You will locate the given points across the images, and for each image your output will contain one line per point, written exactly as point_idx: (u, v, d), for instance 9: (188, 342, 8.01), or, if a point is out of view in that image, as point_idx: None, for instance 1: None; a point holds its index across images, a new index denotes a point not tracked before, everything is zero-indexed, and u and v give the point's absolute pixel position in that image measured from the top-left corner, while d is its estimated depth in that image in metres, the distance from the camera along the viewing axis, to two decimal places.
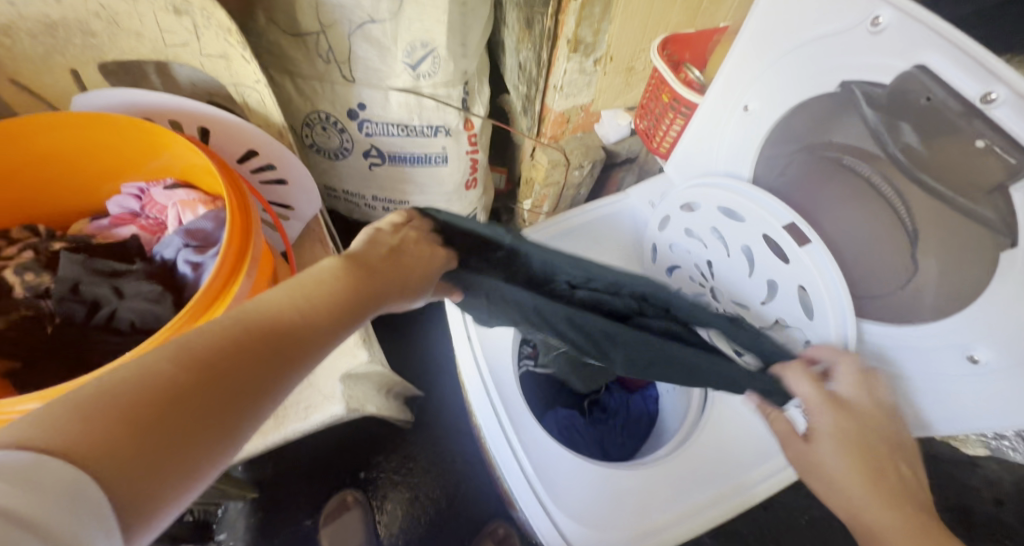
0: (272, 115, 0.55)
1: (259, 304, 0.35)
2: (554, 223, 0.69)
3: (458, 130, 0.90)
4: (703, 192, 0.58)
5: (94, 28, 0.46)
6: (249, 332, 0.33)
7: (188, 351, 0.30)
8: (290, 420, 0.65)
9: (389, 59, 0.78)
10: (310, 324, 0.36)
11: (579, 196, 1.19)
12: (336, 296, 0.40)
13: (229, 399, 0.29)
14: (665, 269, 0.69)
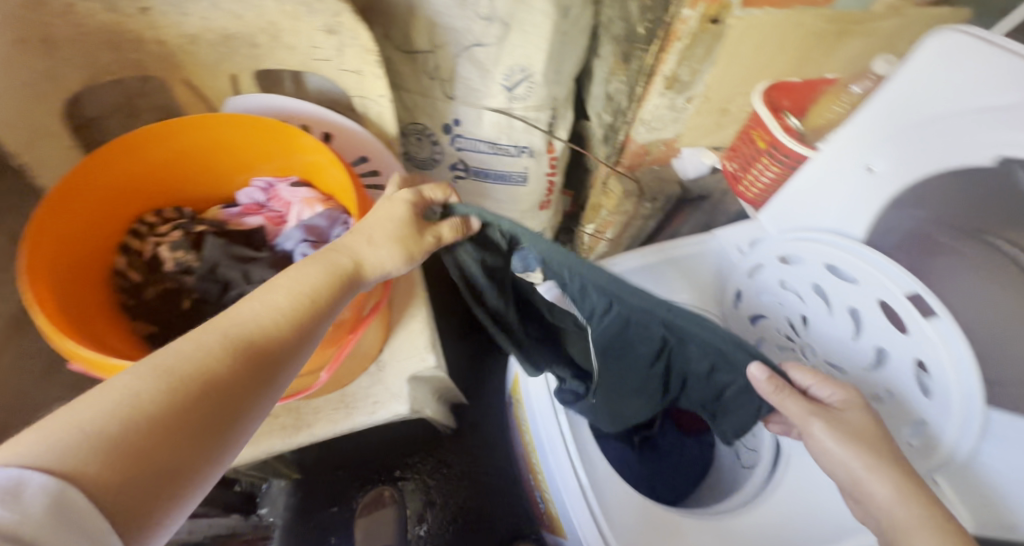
0: (388, 126, 0.59)
1: (244, 312, 0.40)
2: (643, 254, 0.72)
3: (540, 152, 0.93)
4: (807, 248, 0.57)
5: (259, 39, 0.49)
6: (230, 345, 0.37)
7: (172, 364, 0.34)
8: (358, 412, 0.68)
9: (487, 81, 0.82)
10: (282, 341, 0.40)
11: (647, 226, 1.18)
12: (312, 305, 0.43)
13: (203, 421, 0.34)
14: (750, 317, 0.69)
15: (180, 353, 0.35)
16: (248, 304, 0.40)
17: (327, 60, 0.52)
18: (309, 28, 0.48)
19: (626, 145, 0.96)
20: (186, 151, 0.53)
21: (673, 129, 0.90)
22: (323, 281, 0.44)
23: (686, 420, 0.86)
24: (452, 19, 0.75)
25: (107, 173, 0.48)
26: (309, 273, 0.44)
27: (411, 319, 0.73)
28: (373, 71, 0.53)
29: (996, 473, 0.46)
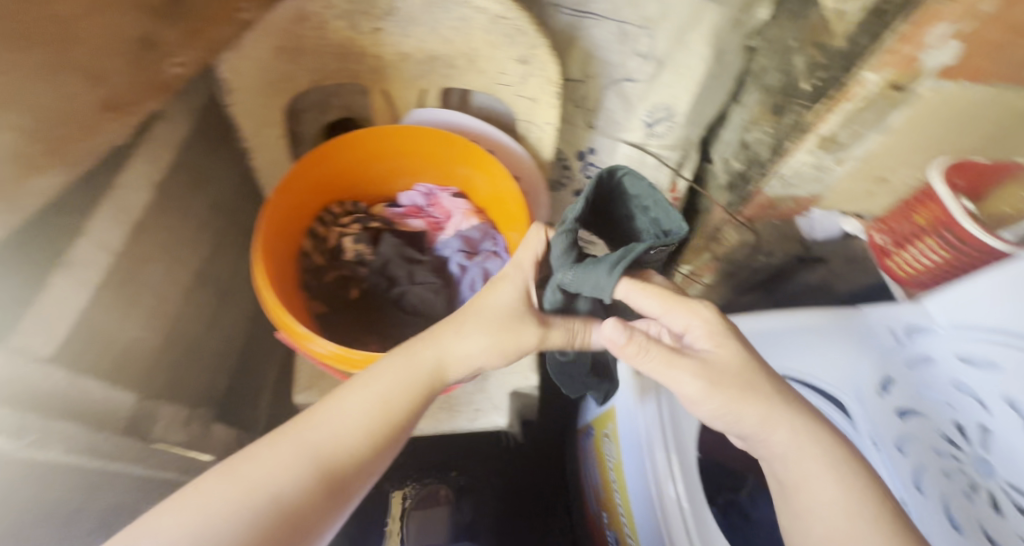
0: (544, 151, 0.61)
1: (328, 420, 0.43)
2: (775, 317, 0.60)
3: (663, 189, 0.94)
4: (1004, 355, 0.54)
5: (455, 63, 0.53)
6: (309, 455, 0.41)
7: (260, 470, 0.39)
8: (460, 416, 0.69)
9: (630, 115, 0.83)
10: (365, 460, 0.43)
11: (754, 279, 1.13)
12: (397, 426, 0.45)
13: (290, 537, 0.38)
14: (896, 411, 0.62)
15: (269, 461, 0.40)
16: (337, 414, 0.44)
17: (509, 86, 0.55)
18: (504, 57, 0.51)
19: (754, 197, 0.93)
20: (371, 155, 0.59)
21: (809, 188, 0.86)
22: (404, 388, 0.46)
23: None
24: (609, 53, 0.77)
25: (311, 172, 0.55)
26: (390, 383, 0.46)
27: None
28: (550, 100, 0.55)
29: None
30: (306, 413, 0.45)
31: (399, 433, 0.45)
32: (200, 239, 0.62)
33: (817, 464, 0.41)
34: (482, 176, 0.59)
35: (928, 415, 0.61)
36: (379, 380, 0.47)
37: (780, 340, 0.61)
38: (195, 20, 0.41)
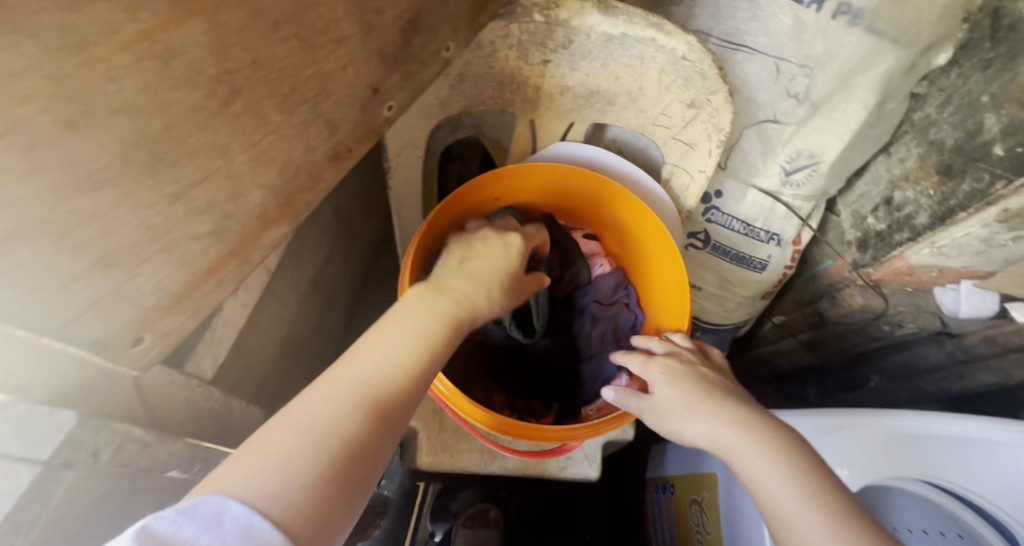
0: (685, 199, 0.57)
1: (364, 355, 0.34)
2: (938, 422, 0.53)
3: (788, 243, 0.83)
4: None
5: (616, 101, 0.51)
6: (350, 391, 0.32)
7: (296, 415, 0.30)
8: (549, 462, 0.65)
9: (767, 159, 0.76)
10: (412, 382, 0.35)
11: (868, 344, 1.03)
12: (439, 345, 0.37)
13: (348, 470, 0.30)
14: None
15: (302, 403, 0.31)
16: (373, 347, 0.35)
17: (667, 128, 0.51)
18: (676, 98, 0.49)
19: (892, 261, 0.82)
20: (513, 190, 0.57)
21: (966, 261, 0.74)
22: (431, 314, 0.38)
23: None
24: (758, 91, 0.71)
25: (457, 205, 0.53)
26: (423, 312, 0.38)
27: None
28: (710, 147, 0.51)
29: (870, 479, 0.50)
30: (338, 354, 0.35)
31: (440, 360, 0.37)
32: (319, 247, 0.62)
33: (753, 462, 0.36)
34: (623, 224, 0.58)
35: None
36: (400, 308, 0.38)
37: (931, 445, 0.53)
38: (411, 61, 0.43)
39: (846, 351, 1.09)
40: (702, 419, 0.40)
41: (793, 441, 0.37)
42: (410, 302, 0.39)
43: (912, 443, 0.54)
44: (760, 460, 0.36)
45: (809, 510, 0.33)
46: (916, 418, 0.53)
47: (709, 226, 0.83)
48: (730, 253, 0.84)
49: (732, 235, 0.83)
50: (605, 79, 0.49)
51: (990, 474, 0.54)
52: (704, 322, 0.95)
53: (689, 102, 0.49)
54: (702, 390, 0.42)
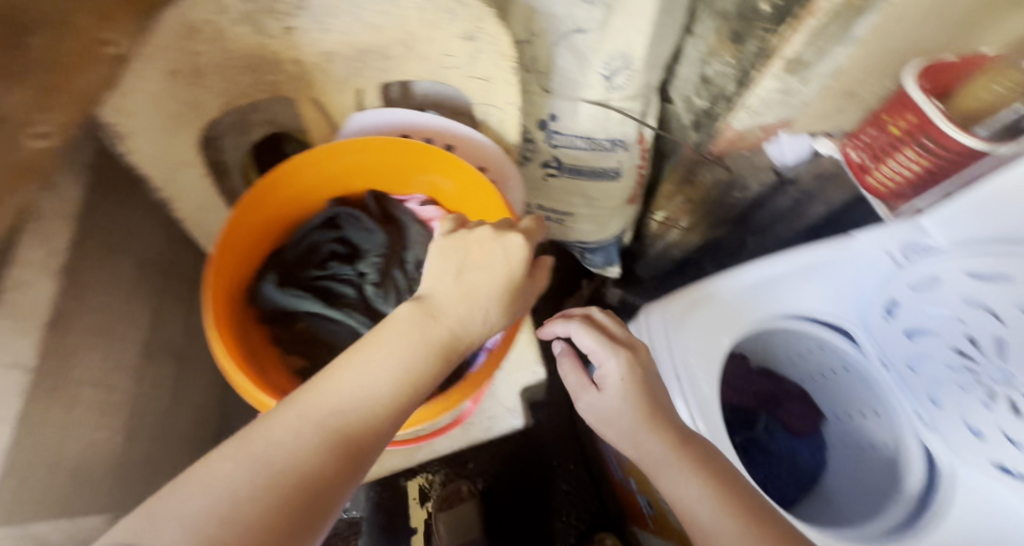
0: (507, 134, 0.56)
1: (342, 381, 0.37)
2: (766, 263, 0.60)
3: (633, 143, 0.85)
4: (988, 260, 0.44)
5: (391, 52, 0.47)
6: (318, 419, 0.35)
7: (258, 439, 0.34)
8: (473, 430, 0.66)
9: (585, 70, 0.75)
10: (375, 418, 0.37)
11: (730, 211, 1.12)
12: (411, 378, 0.39)
13: (297, 518, 0.32)
14: (904, 333, 0.56)
15: (273, 430, 0.34)
16: (349, 374, 0.37)
17: (458, 68, 0.49)
18: (450, 36, 0.45)
19: (723, 132, 0.87)
20: (317, 179, 0.52)
21: (777, 113, 0.81)
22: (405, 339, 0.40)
23: (794, 423, 0.83)
24: (554, 5, 0.68)
25: (249, 217, 0.48)
26: (394, 350, 0.40)
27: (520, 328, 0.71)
28: (505, 75, 0.49)
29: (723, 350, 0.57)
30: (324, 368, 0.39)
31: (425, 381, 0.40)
32: (134, 311, 0.54)
33: (673, 473, 0.46)
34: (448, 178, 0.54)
35: (934, 333, 0.52)
36: (376, 327, 0.41)
37: (746, 294, 0.61)
38: (88, 78, 0.36)
39: (717, 223, 1.18)
40: (648, 438, 0.48)
41: (706, 459, 0.47)
42: (380, 338, 0.40)
43: (735, 300, 0.60)
44: (682, 478, 0.45)
45: (710, 526, 0.42)
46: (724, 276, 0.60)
47: (557, 152, 0.83)
48: (585, 170, 0.86)
49: (579, 153, 0.84)
50: (366, 32, 0.45)
51: (807, 295, 0.63)
52: (587, 243, 0.99)
53: (465, 35, 0.45)
54: (652, 407, 0.49)
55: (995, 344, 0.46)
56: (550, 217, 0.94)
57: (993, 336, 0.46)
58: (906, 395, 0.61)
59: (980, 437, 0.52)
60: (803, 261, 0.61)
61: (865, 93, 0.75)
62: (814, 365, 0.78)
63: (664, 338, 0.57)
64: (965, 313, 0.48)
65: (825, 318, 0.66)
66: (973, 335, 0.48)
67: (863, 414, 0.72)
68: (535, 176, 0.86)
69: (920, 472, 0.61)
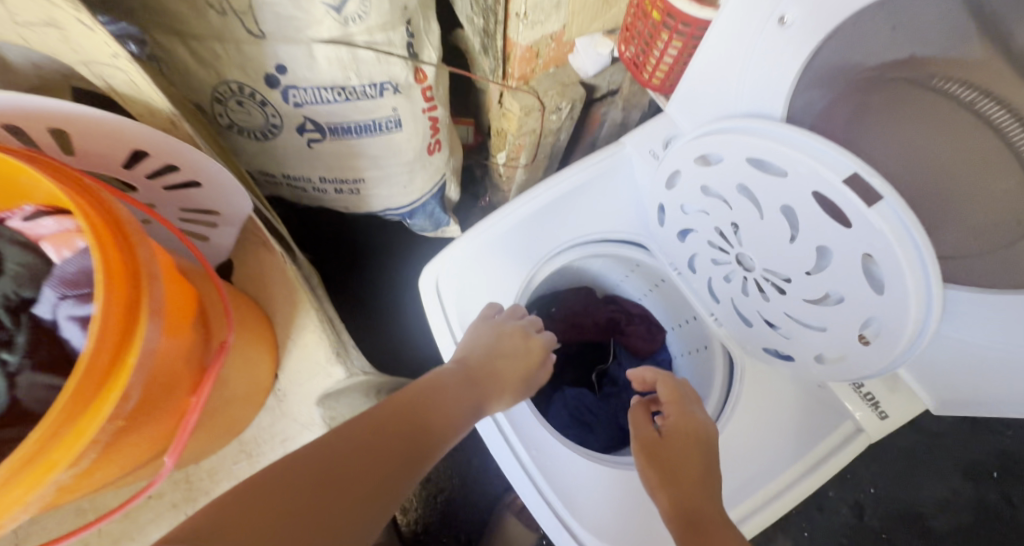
0: (152, 97, 0.43)
1: (409, 394, 0.51)
2: (541, 189, 0.58)
3: (409, 85, 0.70)
4: (718, 140, 0.43)
5: None
6: (364, 432, 0.44)
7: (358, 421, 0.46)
8: (266, 456, 0.60)
9: (304, 3, 0.54)
10: (434, 432, 0.49)
11: (558, 140, 1.03)
12: (451, 415, 0.51)
13: (372, 501, 0.40)
14: (676, 233, 0.55)
15: (362, 422, 0.46)
16: (416, 396, 0.50)
17: None
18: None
19: (510, 51, 0.78)
20: None
21: (556, 18, 0.73)
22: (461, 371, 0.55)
23: (640, 347, 0.80)
24: None
25: None
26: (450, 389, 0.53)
27: (304, 331, 0.64)
28: (70, 13, 0.34)
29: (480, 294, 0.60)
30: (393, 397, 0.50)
31: (455, 421, 0.51)
32: None
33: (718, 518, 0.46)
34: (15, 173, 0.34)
35: (695, 230, 0.52)
36: (432, 373, 0.54)
37: (507, 240, 0.59)
38: None
39: (551, 156, 1.11)
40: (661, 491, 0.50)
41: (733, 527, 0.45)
42: (451, 378, 0.54)
43: (493, 250, 0.59)
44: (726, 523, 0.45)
45: None
46: (478, 228, 0.58)
47: (307, 111, 0.67)
48: (351, 126, 0.71)
49: (335, 107, 0.68)
50: None
51: (591, 216, 0.61)
52: (398, 208, 0.87)
53: None
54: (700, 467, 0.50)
55: (736, 238, 0.48)
56: (341, 188, 0.80)
57: (728, 226, 0.48)
58: (698, 297, 0.60)
59: (747, 325, 0.54)
60: (560, 190, 0.58)
61: None
62: (639, 282, 0.77)
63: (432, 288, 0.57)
64: (704, 208, 0.49)
65: (611, 237, 0.63)
66: (721, 228, 0.49)
67: (686, 322, 0.73)
68: (296, 145, 0.71)
69: (725, 371, 0.62)
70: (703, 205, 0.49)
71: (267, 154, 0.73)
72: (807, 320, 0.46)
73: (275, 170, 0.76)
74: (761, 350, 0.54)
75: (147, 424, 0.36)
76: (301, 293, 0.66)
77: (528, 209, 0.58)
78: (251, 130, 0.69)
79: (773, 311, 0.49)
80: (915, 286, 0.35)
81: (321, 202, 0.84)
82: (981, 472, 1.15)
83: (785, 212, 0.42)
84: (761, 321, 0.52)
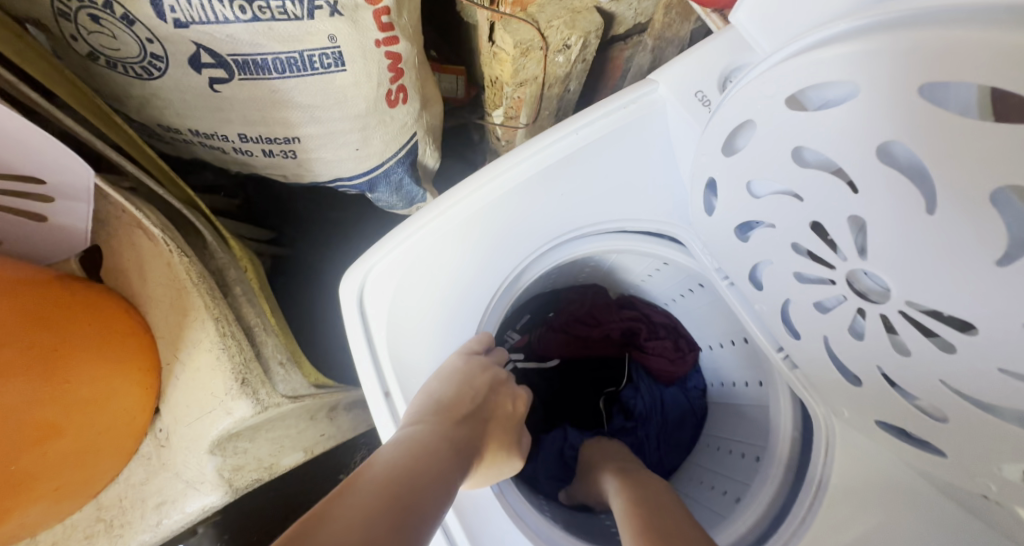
0: None
1: (384, 463, 0.31)
2: (520, 155, 0.37)
3: (354, 6, 0.49)
4: (845, 56, 0.21)
5: None
6: (322, 529, 0.25)
7: (317, 524, 0.25)
8: (134, 531, 0.44)
9: None
10: (429, 495, 0.30)
11: (567, 93, 0.81)
12: (443, 464, 0.32)
13: None
14: (736, 228, 0.34)
15: (326, 523, 0.25)
16: (387, 457, 0.31)
17: None
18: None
19: None
20: None
21: None
22: (447, 423, 0.36)
23: (662, 370, 0.60)
24: None
25: None
26: (430, 434, 0.34)
27: (197, 349, 0.46)
28: None
29: (434, 320, 0.40)
30: (353, 474, 0.30)
31: (454, 478, 0.32)
32: None
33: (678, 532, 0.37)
34: None
35: (773, 226, 0.30)
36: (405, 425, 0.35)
37: (468, 232, 0.38)
38: None
39: (560, 115, 0.88)
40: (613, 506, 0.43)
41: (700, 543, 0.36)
42: (430, 421, 0.35)
43: (445, 248, 0.38)
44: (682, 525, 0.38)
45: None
46: (421, 215, 0.37)
47: (197, 35, 0.46)
48: (268, 61, 0.50)
49: (240, 32, 0.47)
50: None
51: (601, 194, 0.40)
52: (353, 177, 0.67)
53: None
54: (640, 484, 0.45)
55: (852, 244, 0.25)
56: (272, 150, 0.60)
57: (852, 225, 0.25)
58: (757, 323, 0.39)
59: (852, 383, 0.32)
60: (550, 155, 0.38)
61: None
62: (668, 286, 0.56)
63: (353, 310, 0.38)
64: (799, 189, 0.27)
65: (629, 225, 0.42)
66: (820, 226, 0.27)
67: (732, 343, 0.52)
68: (196, 89, 0.52)
69: (790, 438, 0.43)
70: (792, 182, 0.27)
71: (160, 101, 0.53)
72: (990, 404, 0.24)
73: (177, 124, 0.57)
74: (870, 422, 0.33)
75: None
76: (192, 298, 0.46)
77: (501, 185, 0.38)
78: (127, 64, 0.49)
79: (905, 374, 0.27)
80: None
81: (252, 167, 0.65)
82: None
83: (996, 204, 0.18)
84: (877, 381, 0.29)
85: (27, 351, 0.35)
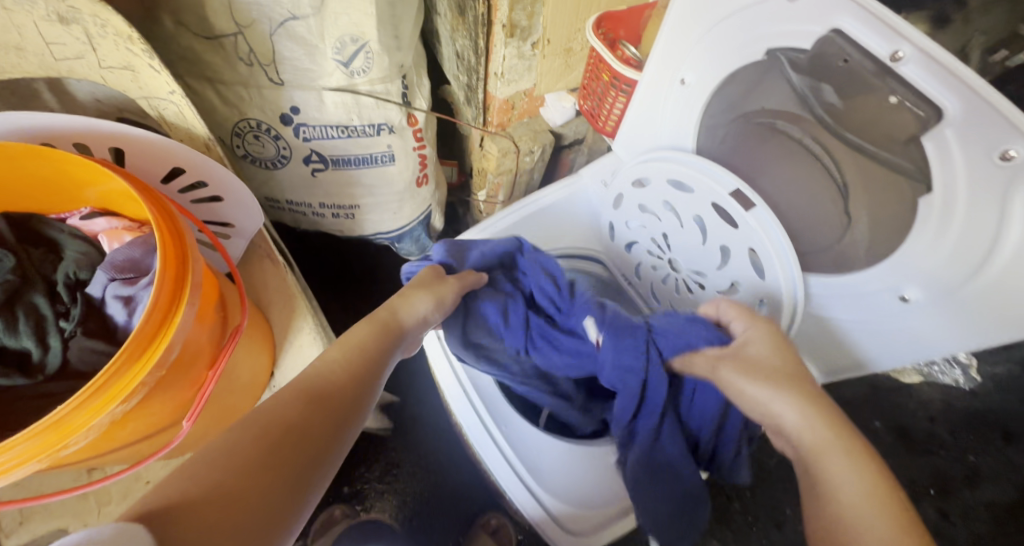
0: (193, 126, 0.54)
1: (321, 367, 0.45)
2: (514, 210, 0.68)
3: (402, 127, 0.82)
4: (650, 166, 0.54)
5: (17, 43, 0.45)
6: (287, 411, 0.39)
7: (282, 407, 0.40)
8: None
9: (318, 58, 0.68)
10: (343, 388, 0.44)
11: (533, 180, 1.15)
12: (356, 366, 0.46)
13: (300, 467, 0.37)
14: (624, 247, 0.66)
15: (282, 407, 0.40)
16: (322, 359, 0.46)
17: (99, 62, 0.47)
18: (36, 19, 0.43)
19: (489, 102, 0.91)
20: None
21: (529, 77, 0.88)
22: (380, 340, 0.49)
23: None
24: None
25: None
26: (365, 340, 0.48)
27: (300, 332, 0.71)
28: (147, 61, 0.47)
29: None
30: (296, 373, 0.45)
31: (364, 381, 0.46)
32: None
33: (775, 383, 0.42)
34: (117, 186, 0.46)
35: (638, 241, 0.62)
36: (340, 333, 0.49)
37: None
38: None
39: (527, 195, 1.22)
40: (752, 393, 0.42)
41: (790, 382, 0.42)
42: (357, 327, 0.50)
43: None
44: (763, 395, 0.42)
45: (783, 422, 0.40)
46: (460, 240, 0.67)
47: (312, 145, 0.79)
48: (351, 159, 0.82)
49: (338, 143, 0.79)
50: None
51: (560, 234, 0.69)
52: (388, 233, 0.98)
53: (62, 18, 0.43)
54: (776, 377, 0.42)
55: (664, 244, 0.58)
56: (337, 213, 0.90)
57: (660, 234, 0.58)
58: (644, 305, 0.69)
59: None
60: (530, 210, 0.68)
61: (577, 47, 0.86)
62: None
63: None
64: (644, 221, 0.59)
65: (573, 251, 0.70)
66: (654, 238, 0.59)
67: None
68: (301, 174, 0.83)
69: None
70: (641, 218, 0.59)
71: (275, 181, 0.84)
72: None
73: (279, 196, 0.87)
74: None
75: (171, 371, 0.43)
76: (299, 302, 0.72)
77: (504, 226, 0.67)
78: (263, 161, 0.81)
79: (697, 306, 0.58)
80: (779, 269, 0.46)
81: (319, 225, 0.94)
82: (956, 491, 1.12)
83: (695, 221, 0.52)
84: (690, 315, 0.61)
85: (251, 339, 0.62)
